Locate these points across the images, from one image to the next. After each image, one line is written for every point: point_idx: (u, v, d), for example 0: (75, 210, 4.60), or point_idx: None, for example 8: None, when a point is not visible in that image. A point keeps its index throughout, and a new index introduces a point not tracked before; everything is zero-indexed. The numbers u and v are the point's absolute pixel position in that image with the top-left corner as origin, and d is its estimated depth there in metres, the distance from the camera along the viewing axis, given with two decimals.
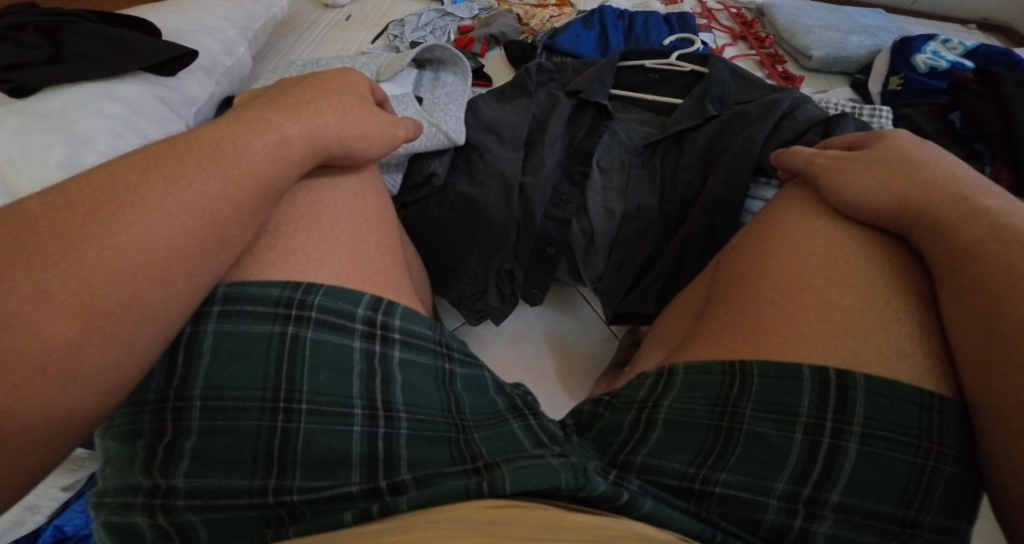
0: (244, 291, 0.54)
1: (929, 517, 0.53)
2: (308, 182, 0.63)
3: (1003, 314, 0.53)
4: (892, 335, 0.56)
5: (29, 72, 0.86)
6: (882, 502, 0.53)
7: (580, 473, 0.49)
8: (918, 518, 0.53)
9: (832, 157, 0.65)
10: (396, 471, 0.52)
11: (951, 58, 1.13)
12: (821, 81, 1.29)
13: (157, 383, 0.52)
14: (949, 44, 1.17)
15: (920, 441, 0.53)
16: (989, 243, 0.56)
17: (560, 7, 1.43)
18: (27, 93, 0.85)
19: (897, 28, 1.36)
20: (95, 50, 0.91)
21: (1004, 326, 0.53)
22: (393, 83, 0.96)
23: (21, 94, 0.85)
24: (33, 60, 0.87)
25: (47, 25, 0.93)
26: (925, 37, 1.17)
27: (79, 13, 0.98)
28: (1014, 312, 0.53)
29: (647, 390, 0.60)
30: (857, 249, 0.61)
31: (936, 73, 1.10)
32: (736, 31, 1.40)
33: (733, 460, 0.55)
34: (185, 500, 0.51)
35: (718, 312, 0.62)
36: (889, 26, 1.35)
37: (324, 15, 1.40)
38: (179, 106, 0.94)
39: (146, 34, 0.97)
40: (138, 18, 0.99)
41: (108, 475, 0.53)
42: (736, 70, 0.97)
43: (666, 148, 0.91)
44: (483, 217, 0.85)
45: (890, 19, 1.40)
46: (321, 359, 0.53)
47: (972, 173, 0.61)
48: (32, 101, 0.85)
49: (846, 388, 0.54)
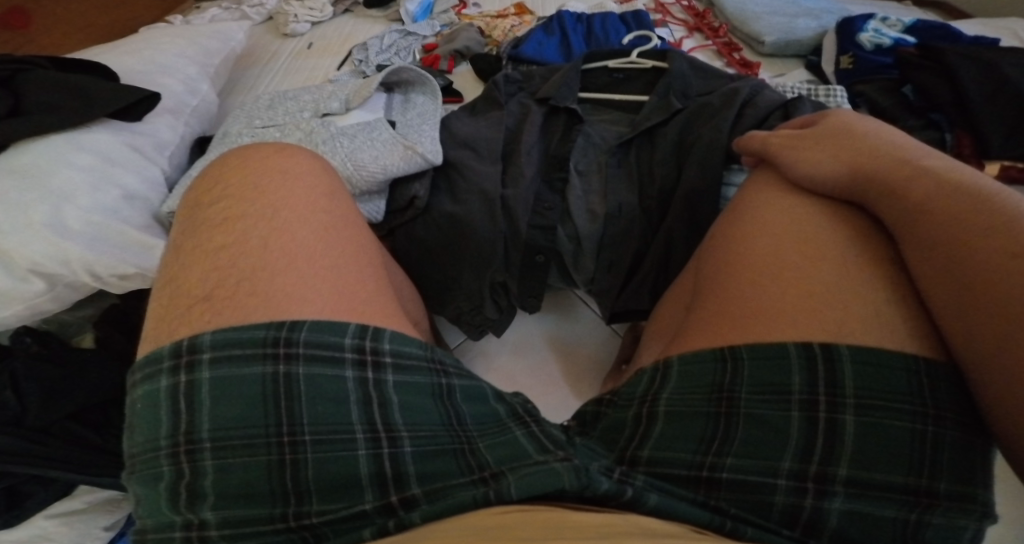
0: (231, 336, 0.54)
1: (944, 485, 0.53)
2: (272, 223, 0.61)
3: (970, 268, 0.55)
4: (869, 300, 0.58)
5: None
6: (892, 472, 0.53)
7: (582, 475, 0.51)
8: (932, 486, 0.53)
9: (785, 136, 0.71)
10: (406, 487, 0.53)
11: (893, 35, 1.17)
12: (778, 64, 1.32)
13: (167, 428, 0.53)
14: (888, 22, 1.21)
15: (916, 405, 0.54)
16: (938, 199, 0.59)
17: (519, 15, 1.45)
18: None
19: (838, 9, 1.39)
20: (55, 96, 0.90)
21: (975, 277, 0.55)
22: (363, 109, 0.97)
23: None
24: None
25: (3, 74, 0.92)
26: (866, 17, 1.21)
27: (31, 59, 0.97)
28: (974, 257, 0.55)
29: (646, 385, 0.62)
30: (827, 224, 0.64)
31: (883, 50, 1.14)
32: (691, 23, 1.43)
33: (737, 444, 0.56)
34: (217, 530, 0.52)
35: (705, 302, 0.65)
36: (831, 7, 1.39)
37: (286, 45, 1.42)
38: (150, 152, 0.95)
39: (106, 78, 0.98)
40: (91, 61, 0.99)
41: (141, 515, 0.55)
42: (694, 63, 1.00)
43: (639, 144, 0.94)
44: (467, 231, 0.86)
45: (832, 2, 1.44)
46: (318, 392, 0.54)
47: (914, 141, 0.67)
48: (2, 158, 0.84)
49: (833, 361, 0.56)
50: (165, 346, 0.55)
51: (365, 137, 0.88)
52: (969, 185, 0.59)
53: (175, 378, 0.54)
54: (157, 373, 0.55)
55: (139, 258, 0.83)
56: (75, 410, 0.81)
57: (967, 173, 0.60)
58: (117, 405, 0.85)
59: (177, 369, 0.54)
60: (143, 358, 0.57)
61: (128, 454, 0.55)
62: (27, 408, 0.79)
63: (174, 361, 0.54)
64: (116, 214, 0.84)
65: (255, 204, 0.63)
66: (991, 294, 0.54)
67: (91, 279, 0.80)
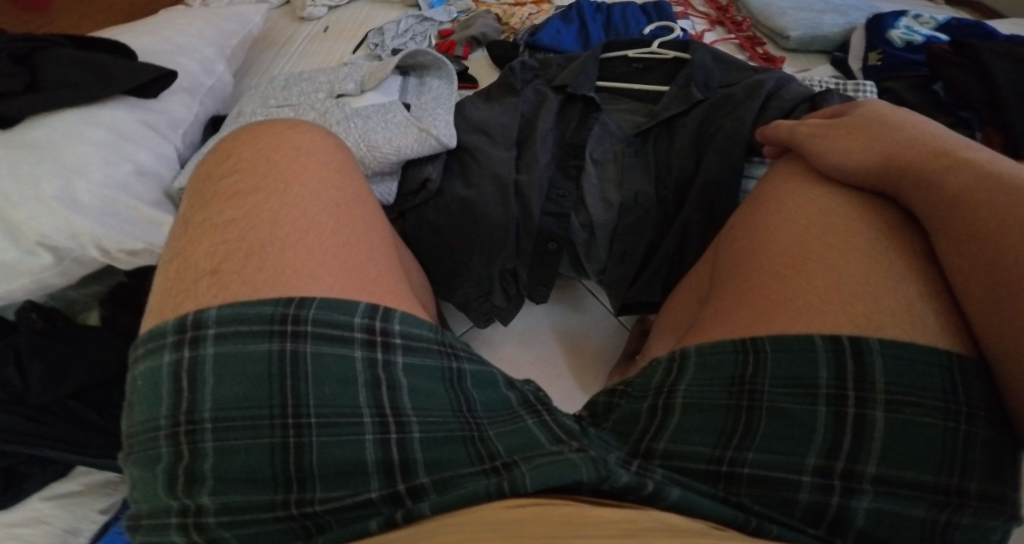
0: (239, 311, 0.53)
1: (974, 484, 0.51)
2: (285, 198, 0.60)
3: (1016, 266, 0.53)
4: (900, 297, 0.56)
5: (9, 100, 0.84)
6: (920, 470, 0.51)
7: (602, 466, 0.49)
8: (962, 486, 0.51)
9: (813, 125, 0.68)
10: (414, 475, 0.51)
11: (924, 33, 1.15)
12: (802, 60, 1.30)
13: (167, 408, 0.51)
14: (921, 19, 1.19)
15: (947, 403, 0.52)
16: (975, 189, 0.57)
17: (537, 4, 1.43)
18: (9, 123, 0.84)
19: (866, 5, 1.37)
20: (72, 73, 0.89)
21: (1018, 278, 0.52)
22: (378, 91, 0.96)
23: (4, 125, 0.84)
24: (13, 89, 0.85)
25: (19, 50, 0.90)
26: (898, 13, 1.19)
27: (49, 37, 0.95)
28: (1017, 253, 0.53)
29: (661, 376, 0.60)
30: (855, 217, 0.62)
31: (913, 47, 1.12)
32: (713, 16, 1.41)
33: (758, 438, 0.54)
34: (214, 517, 0.50)
35: (725, 294, 0.63)
36: (858, 5, 1.37)
37: (302, 29, 1.40)
38: (164, 129, 0.93)
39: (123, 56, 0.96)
40: (108, 39, 0.97)
41: (137, 498, 0.53)
42: (717, 54, 0.98)
43: (658, 134, 0.92)
44: (479, 217, 0.85)
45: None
46: (325, 372, 0.52)
47: (950, 133, 0.64)
48: (16, 133, 0.82)
49: (862, 354, 0.54)
50: (169, 322, 0.54)
51: (380, 119, 0.86)
52: (1007, 178, 0.57)
53: (178, 353, 0.52)
54: (160, 348, 0.53)
55: (147, 234, 0.81)
56: (78, 388, 0.80)
57: (1008, 166, 0.58)
58: (119, 385, 0.84)
59: (180, 345, 0.52)
60: (145, 334, 0.55)
61: (126, 434, 0.54)
62: (30, 387, 0.78)
63: (178, 336, 0.52)
64: (127, 190, 0.83)
65: (269, 179, 0.61)
66: None
67: (99, 254, 0.79)
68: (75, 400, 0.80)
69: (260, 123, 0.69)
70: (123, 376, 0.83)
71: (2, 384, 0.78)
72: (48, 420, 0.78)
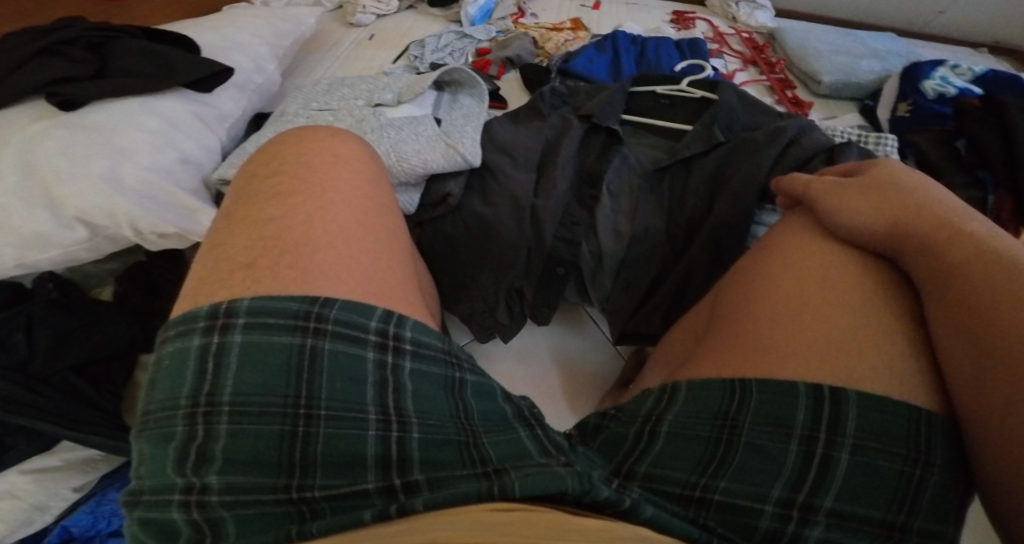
0: (267, 304, 0.57)
1: (917, 522, 0.56)
2: (318, 202, 0.64)
3: (1000, 335, 0.56)
4: (882, 357, 0.60)
5: (76, 85, 0.90)
6: (871, 507, 0.56)
7: (585, 480, 0.53)
8: (905, 521, 0.56)
9: (825, 181, 0.71)
10: (410, 472, 0.55)
11: (959, 84, 1.18)
12: (831, 106, 1.33)
13: (189, 388, 0.55)
14: (958, 69, 1.22)
15: (907, 451, 0.56)
16: (966, 259, 0.60)
17: (574, 31, 1.48)
18: (76, 106, 0.89)
19: (907, 51, 1.41)
20: (139, 65, 0.96)
21: (1003, 347, 0.56)
22: (413, 104, 1.00)
23: (70, 107, 0.88)
24: (80, 75, 0.91)
25: (96, 40, 0.98)
26: (934, 63, 1.22)
27: (125, 29, 1.03)
28: (1000, 320, 0.57)
29: (651, 405, 0.63)
30: (852, 273, 0.65)
31: (944, 99, 1.15)
32: (746, 56, 1.44)
33: (731, 469, 0.58)
34: (218, 496, 0.53)
35: (721, 334, 0.66)
36: (899, 49, 1.41)
37: (349, 34, 1.46)
38: (213, 122, 0.99)
39: (186, 50, 1.02)
40: (177, 34, 1.04)
41: (142, 474, 0.56)
42: (743, 97, 1.02)
43: (675, 172, 0.95)
44: (495, 236, 0.89)
45: (901, 43, 1.45)
46: (339, 368, 0.56)
47: (954, 200, 0.67)
48: (78, 115, 0.88)
49: (839, 403, 0.57)
50: (203, 307, 0.58)
51: (411, 131, 0.91)
52: (999, 252, 0.60)
53: (208, 338, 0.56)
54: (191, 331, 0.57)
55: (182, 221, 0.86)
56: (77, 364, 0.85)
57: (1003, 240, 0.61)
58: (119, 363, 0.88)
59: (211, 330, 0.56)
60: (177, 317, 0.59)
61: (143, 412, 0.57)
62: (34, 355, 0.82)
63: (209, 322, 0.56)
64: (169, 175, 0.87)
65: (306, 183, 0.65)
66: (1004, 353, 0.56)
67: (132, 234, 0.84)
68: (74, 373, 0.84)
69: (300, 129, 0.73)
70: (123, 353, 0.88)
71: (7, 349, 0.82)
72: (45, 391, 0.82)
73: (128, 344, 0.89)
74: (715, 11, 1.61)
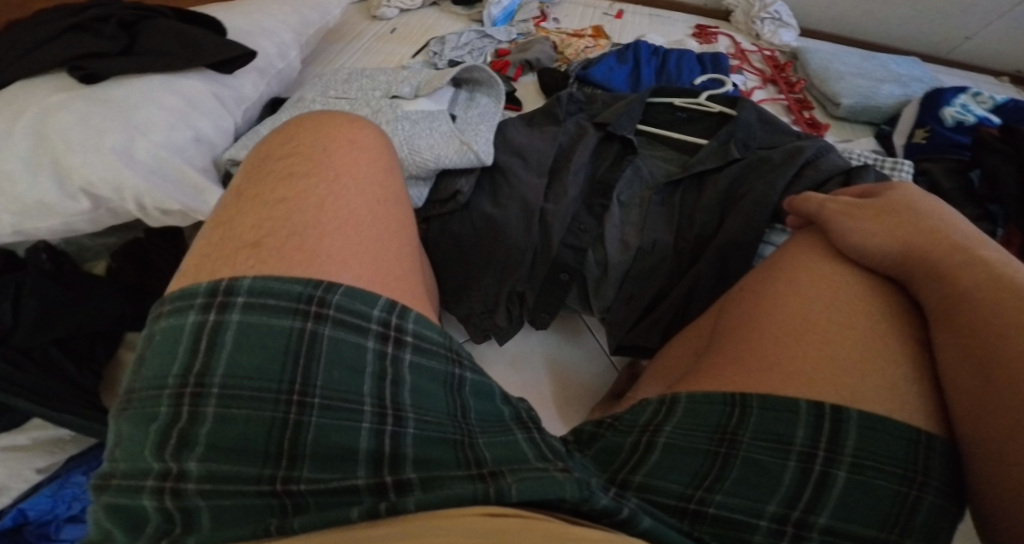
0: (268, 285, 0.56)
1: None
2: (330, 187, 0.63)
3: (1017, 370, 0.55)
4: (888, 385, 0.59)
5: (102, 61, 0.90)
6: (864, 527, 0.55)
7: (584, 487, 0.52)
8: None
9: (844, 203, 0.70)
10: (402, 470, 0.54)
11: (979, 112, 1.17)
12: (846, 129, 1.33)
13: (179, 368, 0.54)
14: (980, 97, 1.22)
15: (906, 471, 0.56)
16: (986, 289, 0.59)
17: (595, 38, 1.47)
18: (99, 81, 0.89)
19: (929, 78, 1.41)
20: (166, 43, 0.95)
21: (1018, 383, 0.55)
22: (430, 98, 1.00)
23: (93, 82, 0.88)
24: (109, 51, 0.91)
25: (128, 19, 0.98)
26: (957, 90, 1.22)
27: (158, 9, 1.03)
28: (1018, 355, 0.55)
29: (650, 414, 0.62)
30: (862, 296, 0.64)
31: (963, 127, 1.15)
32: (767, 74, 1.44)
33: (729, 483, 0.57)
34: (195, 483, 0.52)
35: (724, 348, 0.65)
36: (921, 76, 1.41)
37: (372, 27, 1.46)
38: (230, 104, 0.98)
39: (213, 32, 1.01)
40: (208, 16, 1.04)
41: (116, 457, 0.54)
42: (763, 115, 1.01)
43: (686, 187, 0.95)
44: (501, 237, 0.88)
45: (924, 69, 1.45)
46: (337, 356, 0.55)
47: (975, 230, 0.66)
48: (100, 89, 0.88)
49: (841, 423, 0.57)
50: (201, 285, 0.57)
51: (427, 126, 0.90)
52: (1015, 282, 0.59)
53: (204, 315, 0.55)
54: (187, 308, 0.56)
55: (188, 199, 0.85)
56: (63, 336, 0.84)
57: (1022, 272, 0.60)
58: (105, 340, 0.88)
59: (208, 308, 0.55)
60: (174, 293, 0.58)
61: (127, 390, 0.56)
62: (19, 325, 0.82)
63: (207, 300, 0.56)
64: (181, 154, 0.87)
65: (320, 166, 0.65)
66: (1016, 383, 0.55)
67: (136, 208, 0.83)
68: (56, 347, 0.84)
69: (318, 114, 0.72)
70: (111, 330, 0.88)
71: None
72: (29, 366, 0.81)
73: (115, 320, 0.88)
74: (738, 27, 1.60)
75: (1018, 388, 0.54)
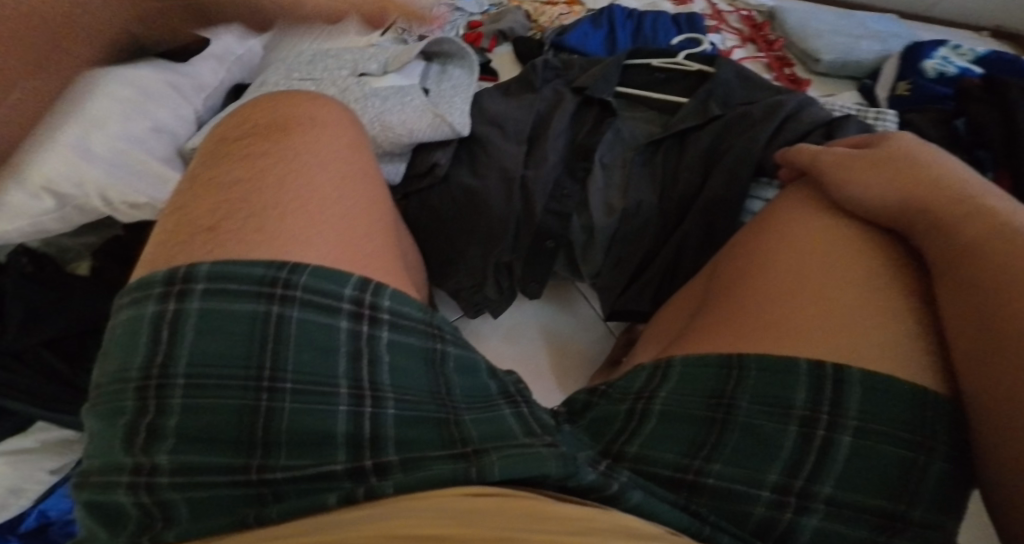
0: (229, 269, 0.53)
1: (915, 510, 0.54)
2: (294, 165, 0.61)
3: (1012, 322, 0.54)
4: (885, 335, 0.57)
5: None
6: (871, 496, 0.53)
7: (569, 463, 0.50)
8: (904, 510, 0.53)
9: (837, 154, 0.67)
10: (382, 452, 0.52)
11: (959, 64, 1.15)
12: (829, 85, 1.31)
13: (141, 359, 0.51)
14: (959, 50, 1.19)
15: (912, 436, 0.54)
16: (986, 237, 0.57)
17: (570, 5, 1.41)
18: None
19: (908, 35, 1.37)
20: None
21: (1010, 336, 0.53)
22: (400, 73, 0.96)
23: None
24: None
25: None
26: (934, 44, 1.19)
27: None
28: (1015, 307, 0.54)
29: (643, 381, 0.60)
30: (854, 246, 0.62)
31: (945, 79, 1.12)
32: (745, 33, 1.40)
33: (727, 451, 0.55)
34: (168, 477, 0.49)
35: (717, 309, 0.63)
36: (902, 33, 1.37)
37: None
38: (188, 91, 0.94)
39: None
40: None
41: (91, 454, 0.52)
42: (741, 72, 0.98)
43: (670, 145, 0.91)
44: (483, 208, 0.85)
45: (903, 26, 1.41)
46: (307, 339, 0.52)
47: (975, 177, 0.63)
48: None
49: (841, 382, 0.55)
50: (160, 272, 0.54)
51: (398, 101, 0.85)
52: (1012, 229, 0.57)
53: (163, 304, 0.52)
54: (146, 298, 0.53)
55: (150, 188, 0.84)
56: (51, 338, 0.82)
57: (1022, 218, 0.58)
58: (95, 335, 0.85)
59: (167, 297, 0.52)
60: (134, 282, 0.55)
61: (94, 383, 0.53)
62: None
63: (166, 288, 0.53)
64: (141, 145, 0.84)
65: (280, 144, 0.62)
66: (1011, 330, 0.53)
67: (99, 204, 0.81)
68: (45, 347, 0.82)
69: (282, 92, 0.68)
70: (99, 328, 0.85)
71: None
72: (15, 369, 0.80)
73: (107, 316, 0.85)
74: None
75: (1011, 335, 0.53)
